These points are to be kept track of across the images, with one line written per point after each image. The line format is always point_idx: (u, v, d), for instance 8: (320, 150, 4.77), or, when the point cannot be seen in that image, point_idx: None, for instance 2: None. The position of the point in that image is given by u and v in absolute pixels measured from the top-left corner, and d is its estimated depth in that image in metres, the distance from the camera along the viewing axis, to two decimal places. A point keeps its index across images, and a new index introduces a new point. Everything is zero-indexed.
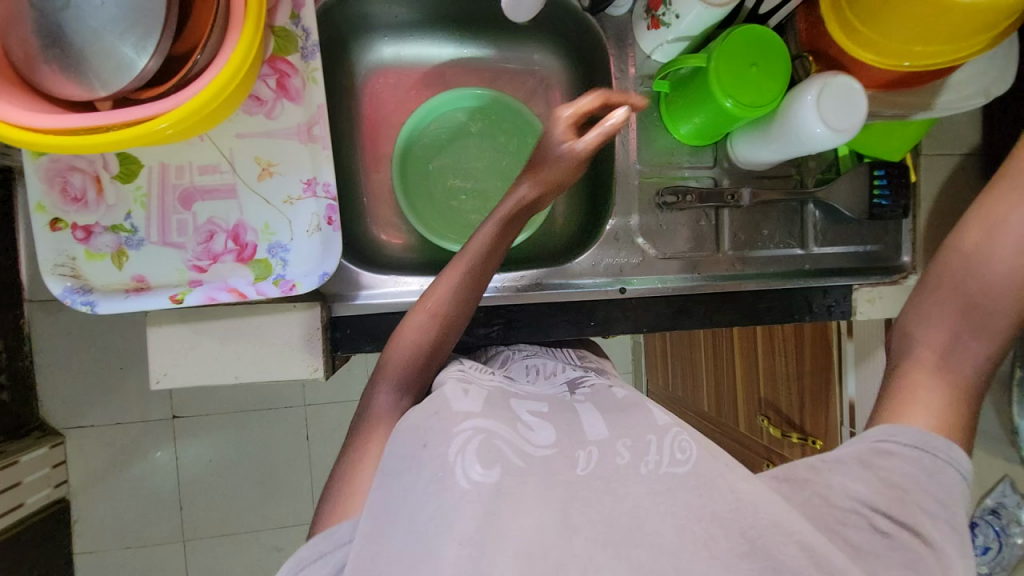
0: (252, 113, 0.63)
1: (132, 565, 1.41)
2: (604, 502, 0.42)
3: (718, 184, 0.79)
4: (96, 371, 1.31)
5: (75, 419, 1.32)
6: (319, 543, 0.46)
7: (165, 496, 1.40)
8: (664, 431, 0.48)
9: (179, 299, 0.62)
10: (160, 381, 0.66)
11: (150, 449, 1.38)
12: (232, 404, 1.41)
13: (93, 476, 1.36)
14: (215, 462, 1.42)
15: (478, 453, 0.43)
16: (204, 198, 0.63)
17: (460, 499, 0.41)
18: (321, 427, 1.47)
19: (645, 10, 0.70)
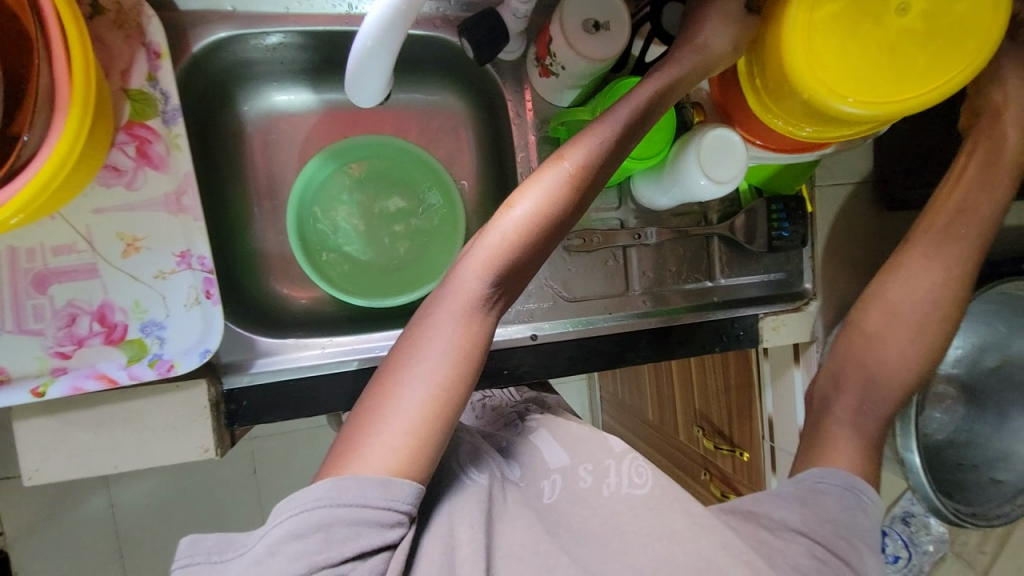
0: (110, 185, 0.58)
1: None
2: (575, 518, 0.57)
3: (624, 224, 0.80)
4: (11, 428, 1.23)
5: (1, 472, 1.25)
6: (350, 484, 0.44)
7: (103, 546, 1.33)
8: (623, 456, 0.61)
9: (41, 392, 0.58)
10: (31, 478, 0.61)
11: (82, 499, 1.31)
12: None
13: (20, 536, 1.28)
14: (154, 510, 1.36)
15: (471, 461, 0.60)
16: (61, 280, 0.58)
17: (465, 493, 0.56)
18: (268, 463, 1.41)
19: (536, 58, 0.69)
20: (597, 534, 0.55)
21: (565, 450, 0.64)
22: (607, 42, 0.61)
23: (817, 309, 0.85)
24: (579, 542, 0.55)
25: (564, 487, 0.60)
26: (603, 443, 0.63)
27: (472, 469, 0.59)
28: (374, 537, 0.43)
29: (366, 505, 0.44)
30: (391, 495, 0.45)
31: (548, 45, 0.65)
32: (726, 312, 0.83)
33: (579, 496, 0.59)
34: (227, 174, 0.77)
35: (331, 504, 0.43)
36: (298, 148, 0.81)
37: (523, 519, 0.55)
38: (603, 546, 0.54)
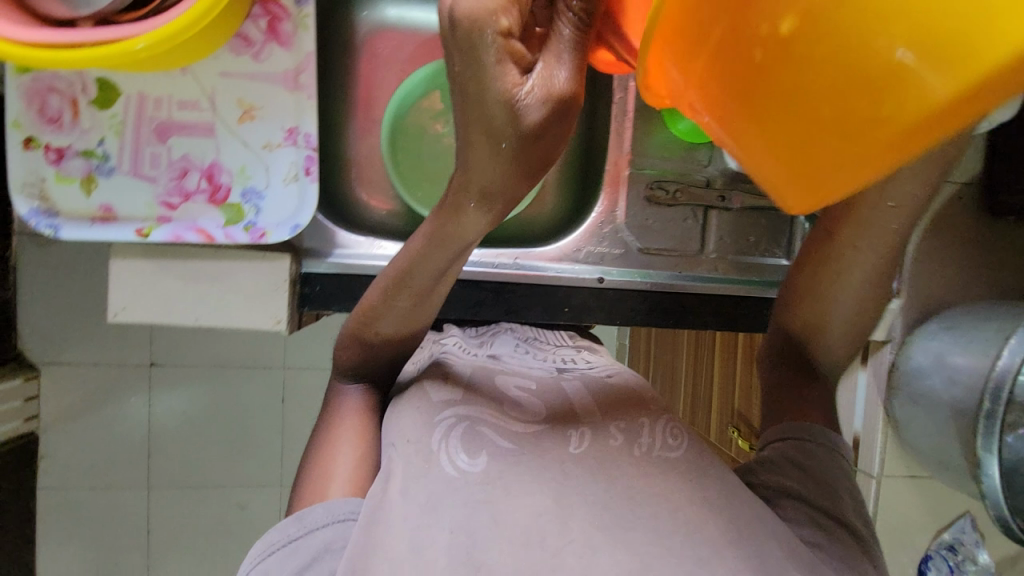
0: (239, 53, 0.62)
1: (90, 511, 1.33)
2: (596, 485, 0.51)
3: (710, 184, 0.78)
4: (76, 307, 1.23)
5: (56, 354, 1.25)
6: (273, 537, 0.51)
7: (134, 444, 1.34)
8: (659, 419, 0.58)
9: (145, 233, 0.61)
10: (117, 315, 0.64)
11: (124, 394, 1.32)
12: (211, 357, 1.35)
13: (62, 415, 1.29)
14: (189, 415, 1.36)
15: (462, 443, 0.53)
16: (180, 134, 0.62)
17: (448, 488, 0.50)
18: (301, 392, 1.41)
19: None
20: (621, 495, 0.50)
21: (597, 407, 0.59)
22: None
23: (898, 307, 0.81)
24: (600, 508, 0.49)
25: (592, 441, 0.54)
26: (637, 402, 0.60)
27: (460, 454, 0.52)
28: (303, 548, 0.50)
29: (290, 541, 0.51)
30: (306, 525, 0.51)
31: None
32: None
33: (611, 452, 0.54)
34: (332, 79, 0.81)
35: (265, 556, 0.50)
36: (400, 63, 0.84)
37: (530, 492, 0.49)
38: (629, 509, 0.49)
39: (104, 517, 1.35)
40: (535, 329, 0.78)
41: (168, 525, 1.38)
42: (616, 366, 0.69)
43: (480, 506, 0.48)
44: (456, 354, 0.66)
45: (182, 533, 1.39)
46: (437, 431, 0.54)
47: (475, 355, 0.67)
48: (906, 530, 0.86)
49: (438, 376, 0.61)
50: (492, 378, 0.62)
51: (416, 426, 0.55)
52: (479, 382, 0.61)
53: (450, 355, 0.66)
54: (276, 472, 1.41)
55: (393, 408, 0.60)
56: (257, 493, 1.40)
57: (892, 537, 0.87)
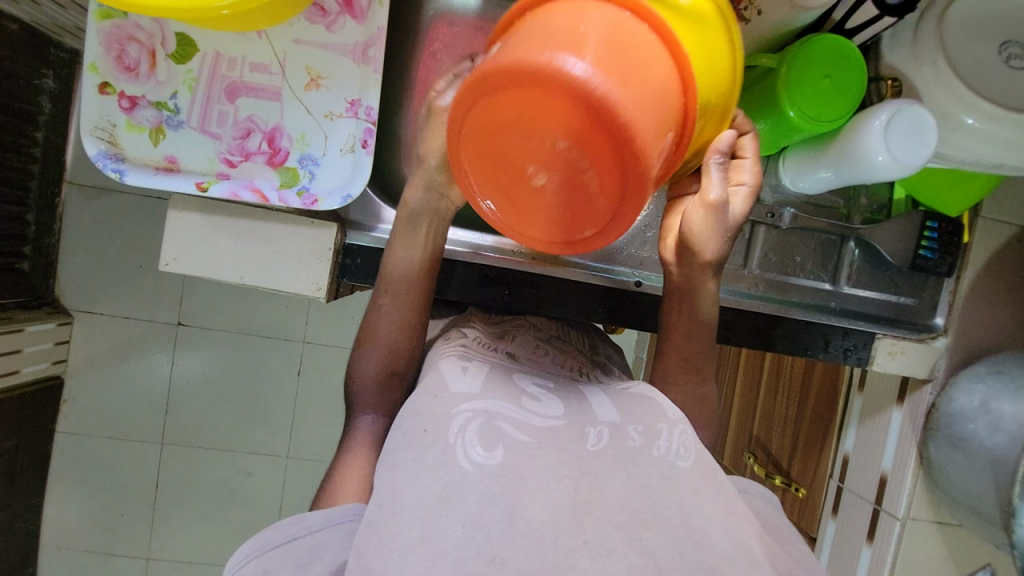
0: (314, 23, 0.64)
1: (103, 458, 1.38)
2: (617, 479, 0.46)
3: (760, 200, 0.76)
4: (116, 258, 1.28)
5: (86, 303, 1.30)
6: (270, 535, 0.49)
7: (153, 399, 1.38)
8: (676, 424, 0.52)
9: (204, 188, 0.62)
10: (168, 265, 0.66)
11: (149, 350, 1.35)
12: (236, 322, 1.37)
13: (90, 362, 1.34)
14: (209, 377, 1.39)
15: (480, 436, 0.48)
16: (249, 95, 0.64)
17: (462, 483, 0.45)
18: (316, 367, 1.42)
19: None
20: (639, 495, 0.46)
21: (612, 409, 0.54)
22: None
23: (943, 347, 0.79)
24: (615, 509, 0.44)
25: (611, 441, 0.50)
26: (654, 405, 0.54)
27: (477, 447, 0.47)
28: (306, 550, 0.49)
29: (287, 542, 0.49)
30: (305, 527, 0.50)
31: None
32: (842, 321, 0.78)
33: (627, 456, 0.48)
34: (393, 59, 0.82)
35: (256, 554, 0.48)
36: (460, 47, 0.84)
37: (547, 489, 0.45)
38: (646, 509, 0.45)
39: (117, 466, 1.39)
40: (557, 331, 0.73)
41: (175, 481, 1.41)
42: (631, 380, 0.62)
43: (495, 500, 0.44)
44: (472, 348, 0.62)
45: (189, 491, 1.42)
46: (453, 424, 0.49)
47: (491, 354, 0.61)
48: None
49: (456, 366, 0.57)
50: (509, 375, 0.57)
51: (434, 416, 0.50)
52: (499, 378, 0.56)
53: (465, 350, 0.61)
54: (285, 442, 1.43)
55: (400, 421, 0.53)
56: (262, 461, 1.43)
57: None
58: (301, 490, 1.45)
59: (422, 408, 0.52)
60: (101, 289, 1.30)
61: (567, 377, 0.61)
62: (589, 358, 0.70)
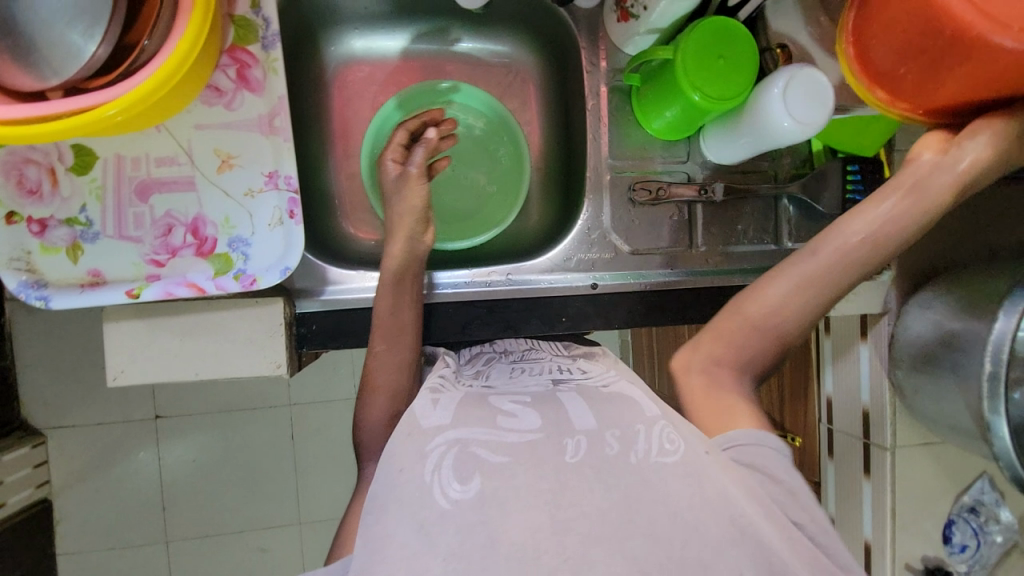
0: (211, 104, 0.62)
1: (109, 570, 1.32)
2: (593, 491, 0.47)
3: (691, 179, 0.78)
4: (76, 365, 1.23)
5: (56, 418, 1.24)
6: None
7: (146, 499, 1.32)
8: (653, 422, 0.53)
9: (135, 294, 0.61)
10: (117, 378, 0.64)
11: (131, 450, 1.30)
12: (214, 402, 1.33)
13: (72, 478, 1.27)
14: (198, 465, 1.34)
15: (455, 471, 0.48)
16: (162, 191, 0.62)
17: (441, 518, 0.46)
18: (307, 427, 1.39)
19: (615, 2, 0.70)
20: (619, 505, 0.47)
21: (590, 413, 0.54)
22: None
23: (888, 280, 0.83)
24: (597, 521, 0.46)
25: (588, 451, 0.50)
26: (632, 406, 0.54)
27: (453, 484, 0.48)
28: None
29: None
30: None
31: None
32: None
33: (604, 462, 0.49)
34: (308, 116, 0.82)
35: None
36: (374, 92, 0.85)
37: (524, 511, 0.46)
38: (626, 520, 0.46)
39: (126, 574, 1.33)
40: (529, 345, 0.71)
41: None
42: (609, 373, 0.63)
43: (476, 530, 0.46)
44: (447, 380, 0.61)
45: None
46: (428, 461, 0.50)
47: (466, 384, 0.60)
48: (926, 496, 0.86)
49: (427, 402, 0.57)
50: (483, 399, 0.56)
51: (406, 456, 0.51)
52: (470, 403, 0.55)
53: (441, 383, 0.60)
54: (293, 509, 1.39)
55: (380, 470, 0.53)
56: (274, 534, 1.39)
57: (915, 505, 0.86)
58: (318, 556, 1.42)
59: (398, 448, 0.52)
60: (68, 400, 1.24)
61: (547, 385, 0.60)
62: (567, 355, 0.69)
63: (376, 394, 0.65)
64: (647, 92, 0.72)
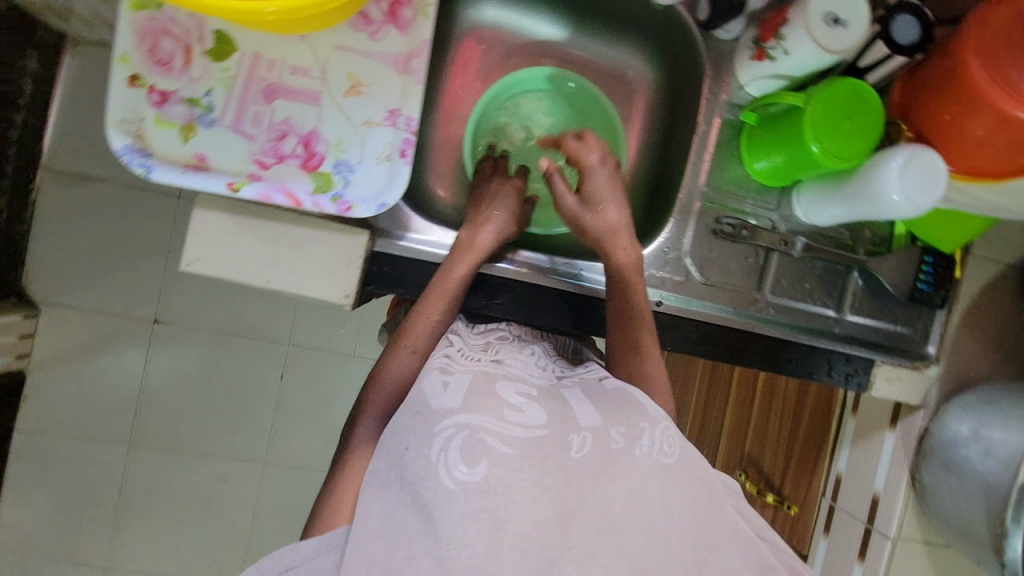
0: (357, 30, 0.63)
1: (65, 458, 1.30)
2: (599, 484, 0.49)
3: (774, 228, 0.80)
4: (91, 250, 1.23)
5: (56, 295, 1.24)
6: (269, 566, 0.54)
7: (123, 397, 1.31)
8: (657, 422, 0.55)
9: (235, 188, 0.61)
10: (189, 266, 0.64)
11: (122, 346, 1.29)
12: (218, 321, 1.32)
13: (54, 358, 1.27)
14: (186, 377, 1.33)
15: (461, 454, 0.49)
16: (287, 97, 0.63)
17: (447, 501, 0.47)
18: (300, 370, 1.37)
19: (753, 41, 0.70)
20: (628, 498, 0.49)
21: (596, 411, 0.55)
22: (841, 38, 0.64)
23: (934, 375, 0.84)
24: (603, 517, 0.48)
25: (594, 447, 0.51)
26: (637, 407, 0.56)
27: (459, 466, 0.49)
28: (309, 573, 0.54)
29: (289, 568, 0.54)
30: (303, 554, 0.55)
31: (778, 27, 0.66)
32: (845, 347, 0.81)
33: (611, 457, 0.51)
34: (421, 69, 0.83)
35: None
36: (488, 65, 0.88)
37: (533, 505, 0.47)
38: (631, 512, 0.48)
39: (80, 467, 1.31)
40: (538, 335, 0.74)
41: (141, 486, 1.34)
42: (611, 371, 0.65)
43: (482, 516, 0.47)
44: (454, 360, 0.62)
45: (155, 497, 1.35)
46: (435, 443, 0.51)
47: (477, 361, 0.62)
48: None
49: (436, 383, 0.58)
50: (492, 384, 0.57)
51: (416, 435, 0.52)
52: (478, 387, 0.56)
53: (448, 363, 0.60)
54: (263, 447, 1.38)
55: (382, 444, 0.55)
56: (237, 467, 1.37)
57: None
58: (275, 500, 1.39)
59: (405, 423, 0.54)
60: (74, 280, 1.23)
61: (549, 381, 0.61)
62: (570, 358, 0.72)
63: (411, 353, 0.67)
64: (759, 132, 0.74)
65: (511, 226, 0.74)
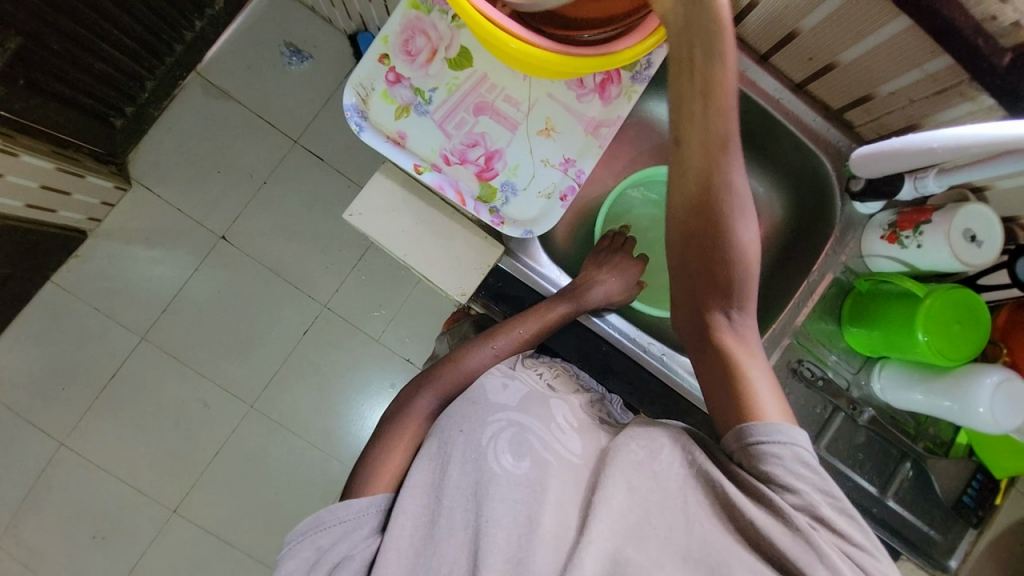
0: (569, 89, 0.74)
1: (78, 324, 1.33)
2: (621, 490, 0.55)
3: (847, 388, 0.84)
4: (201, 156, 1.37)
5: (151, 181, 1.36)
6: (322, 515, 0.57)
7: (161, 292, 1.36)
8: (678, 437, 0.59)
9: (419, 170, 0.69)
10: (352, 216, 0.71)
11: (184, 246, 1.37)
12: (276, 260, 1.38)
13: (121, 232, 1.35)
14: (223, 297, 1.37)
15: (510, 446, 0.58)
16: (491, 116, 0.72)
17: (492, 481, 0.55)
18: (324, 332, 1.40)
19: (889, 223, 0.77)
20: (637, 508, 0.55)
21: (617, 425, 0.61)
22: (977, 254, 0.70)
23: None
24: (618, 519, 0.53)
25: (617, 457, 0.58)
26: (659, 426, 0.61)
27: (507, 455, 0.57)
28: (358, 535, 0.56)
29: (340, 522, 0.57)
30: (355, 511, 0.57)
31: (918, 222, 0.73)
32: (879, 529, 0.82)
33: (631, 467, 0.57)
34: None
35: (314, 528, 0.57)
36: (636, 149, 0.97)
37: (561, 507, 0.55)
38: (644, 524, 0.54)
39: (86, 338, 1.33)
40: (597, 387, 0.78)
41: (129, 380, 1.34)
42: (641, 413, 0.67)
43: (520, 504, 0.54)
44: (515, 368, 0.70)
45: (138, 396, 1.34)
46: (488, 429, 0.59)
47: (535, 378, 0.69)
48: None
49: (498, 381, 0.65)
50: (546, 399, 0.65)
51: (472, 418, 0.60)
52: (535, 397, 0.65)
53: (509, 368, 0.69)
54: (257, 390, 1.37)
55: (436, 427, 0.63)
56: (225, 399, 1.36)
57: None
58: (245, 446, 1.36)
59: (465, 405, 0.63)
60: (174, 174, 1.36)
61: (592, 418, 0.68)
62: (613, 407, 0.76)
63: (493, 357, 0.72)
64: (865, 301, 0.79)
65: (620, 296, 0.82)
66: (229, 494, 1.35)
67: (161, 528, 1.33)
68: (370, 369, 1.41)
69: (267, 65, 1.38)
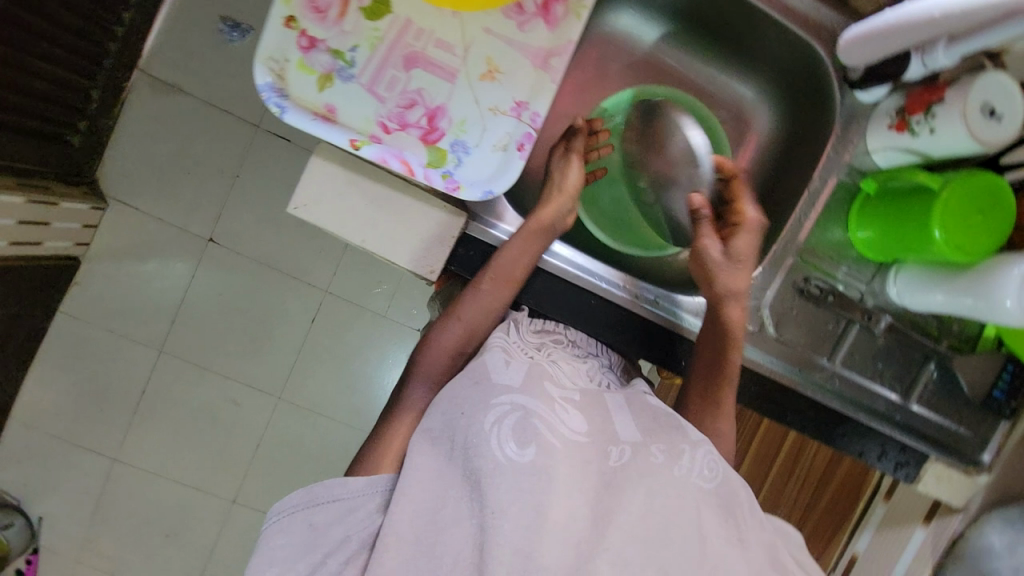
0: (508, 18, 0.65)
1: (95, 349, 1.34)
2: (636, 484, 0.55)
3: (861, 300, 0.78)
4: (166, 158, 1.30)
5: (125, 194, 1.30)
6: (317, 492, 0.57)
7: (164, 304, 1.35)
8: (699, 445, 0.60)
9: (357, 146, 0.61)
10: (298, 208, 0.66)
11: (172, 255, 1.33)
12: (267, 253, 1.35)
13: (110, 252, 1.32)
14: (223, 300, 1.36)
15: (513, 434, 0.54)
16: (425, 68, 0.64)
17: (496, 472, 0.52)
18: (330, 318, 1.38)
19: (897, 109, 0.68)
20: (657, 513, 0.53)
21: (635, 427, 0.61)
22: (998, 130, 0.61)
23: (983, 484, 0.83)
24: (635, 523, 0.52)
25: (633, 458, 0.57)
26: (680, 428, 0.61)
27: (510, 443, 0.54)
28: (353, 510, 0.56)
29: (335, 499, 0.57)
30: (350, 489, 0.57)
31: (930, 103, 0.64)
32: (902, 435, 0.79)
33: (649, 468, 0.56)
34: None
35: (310, 505, 0.57)
36: (605, 71, 0.87)
37: (570, 494, 0.53)
38: (662, 529, 0.52)
39: (105, 361, 1.35)
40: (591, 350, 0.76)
41: (158, 394, 1.37)
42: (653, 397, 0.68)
43: (527, 494, 0.51)
44: (512, 347, 0.67)
45: (168, 408, 1.37)
46: (490, 416, 0.56)
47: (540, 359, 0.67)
48: None
49: (500, 360, 0.64)
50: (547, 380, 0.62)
51: (474, 401, 0.58)
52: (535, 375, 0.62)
53: (507, 349, 0.66)
54: (279, 383, 1.39)
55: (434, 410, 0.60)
56: (252, 396, 1.39)
57: None
58: (279, 437, 1.40)
59: (466, 391, 0.60)
60: (145, 185, 1.30)
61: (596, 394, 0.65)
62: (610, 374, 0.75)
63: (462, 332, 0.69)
64: (874, 204, 0.72)
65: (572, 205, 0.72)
66: (276, 482, 1.41)
67: (223, 521, 1.41)
68: (383, 346, 1.41)
69: (206, 46, 1.27)
